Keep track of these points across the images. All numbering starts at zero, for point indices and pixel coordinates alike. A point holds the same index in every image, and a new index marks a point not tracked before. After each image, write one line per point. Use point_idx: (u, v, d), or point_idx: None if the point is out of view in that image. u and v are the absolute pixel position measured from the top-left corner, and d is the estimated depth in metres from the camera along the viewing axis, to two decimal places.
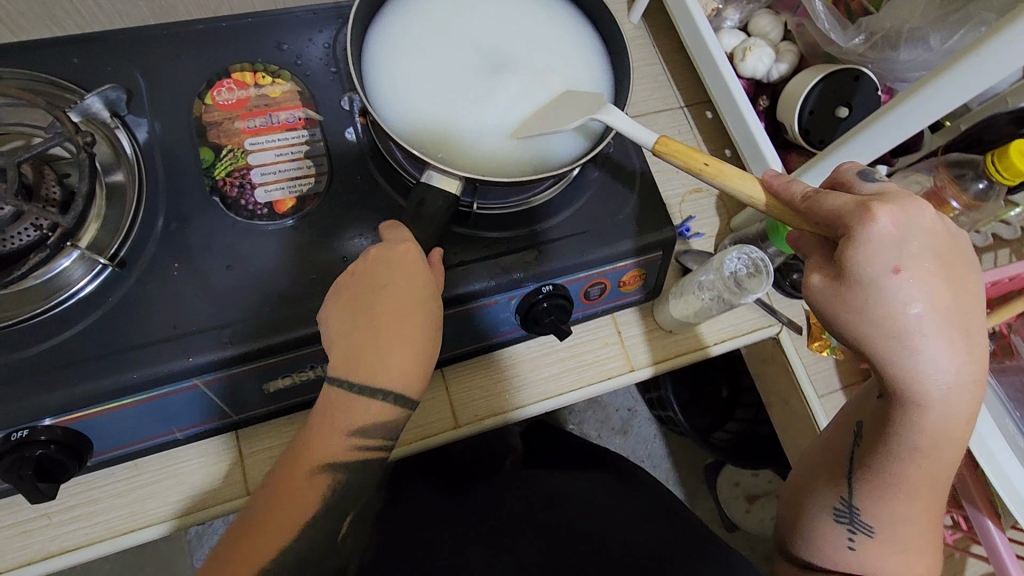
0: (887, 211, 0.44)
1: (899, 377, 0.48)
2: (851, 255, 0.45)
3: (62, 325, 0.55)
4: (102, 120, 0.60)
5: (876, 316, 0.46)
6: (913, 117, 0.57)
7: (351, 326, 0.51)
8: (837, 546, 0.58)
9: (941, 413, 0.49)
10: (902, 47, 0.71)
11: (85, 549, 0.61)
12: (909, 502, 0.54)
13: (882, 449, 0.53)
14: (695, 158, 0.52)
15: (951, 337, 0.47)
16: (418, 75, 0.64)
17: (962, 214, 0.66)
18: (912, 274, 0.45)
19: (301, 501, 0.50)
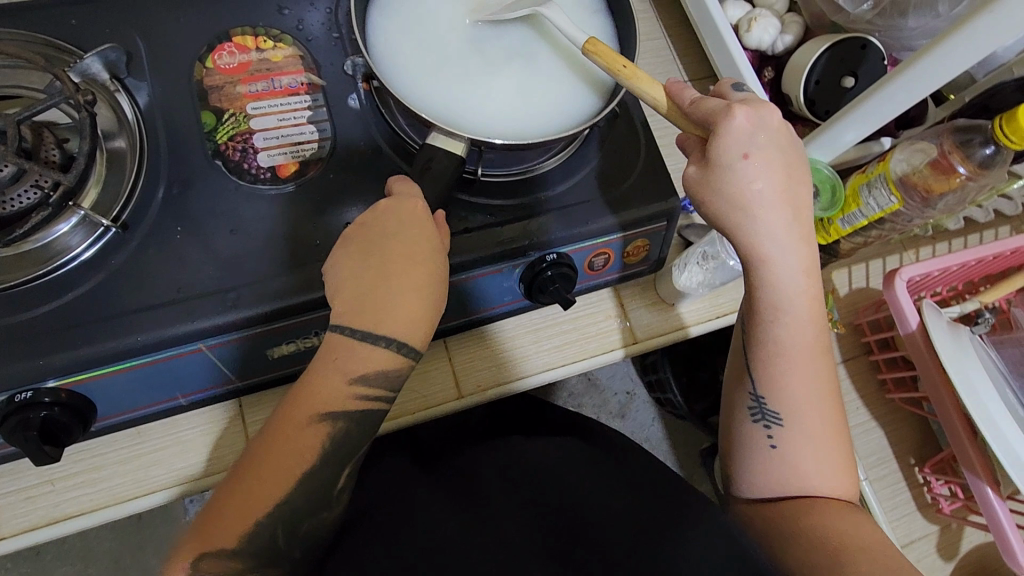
0: (741, 109, 0.48)
1: (755, 253, 0.51)
2: (712, 148, 0.49)
3: (64, 288, 0.55)
4: (102, 82, 0.59)
5: (736, 198, 0.49)
6: (917, 87, 0.57)
7: (357, 277, 0.51)
8: (762, 449, 0.57)
9: (791, 276, 0.52)
10: (910, 14, 0.70)
11: (90, 515, 0.61)
12: (802, 376, 0.55)
13: (763, 331, 0.55)
14: (614, 59, 0.52)
15: (790, 208, 0.51)
16: (415, 42, 0.62)
17: (968, 180, 0.66)
18: (762, 158, 0.49)
19: (299, 451, 0.50)
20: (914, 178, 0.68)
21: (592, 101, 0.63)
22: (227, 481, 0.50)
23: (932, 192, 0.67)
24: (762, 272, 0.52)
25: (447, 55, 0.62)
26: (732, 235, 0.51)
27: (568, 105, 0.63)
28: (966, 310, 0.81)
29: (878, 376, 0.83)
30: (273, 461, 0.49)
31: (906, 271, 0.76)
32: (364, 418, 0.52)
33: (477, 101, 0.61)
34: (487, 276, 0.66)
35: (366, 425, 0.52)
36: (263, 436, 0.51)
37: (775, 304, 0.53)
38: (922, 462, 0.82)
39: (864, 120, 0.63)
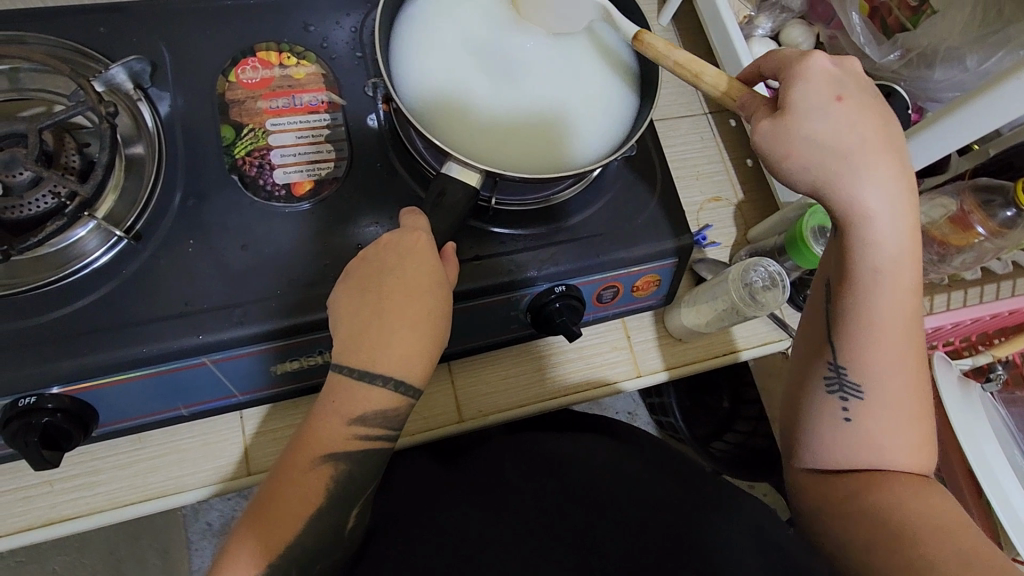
0: (818, 55, 0.47)
1: (850, 203, 0.48)
2: (797, 91, 0.47)
3: (73, 295, 0.55)
4: (125, 91, 0.60)
5: (831, 140, 0.46)
6: (943, 143, 0.57)
7: (357, 309, 0.51)
8: (835, 424, 0.52)
9: (889, 232, 0.48)
10: (937, 65, 0.70)
11: (85, 519, 0.62)
12: (888, 346, 0.51)
13: (849, 294, 0.51)
14: (667, 47, 0.52)
15: (889, 156, 0.47)
16: (435, 65, 0.63)
17: (986, 240, 0.66)
18: (856, 103, 0.47)
19: (304, 494, 0.49)
20: (935, 232, 0.68)
21: (610, 140, 0.63)
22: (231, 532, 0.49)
23: (949, 246, 0.68)
24: (855, 226, 0.49)
25: (462, 66, 0.63)
26: (824, 182, 0.48)
27: (586, 143, 0.63)
28: (978, 363, 0.79)
29: None
30: (276, 505, 0.49)
31: None
32: (367, 457, 0.51)
33: (496, 135, 0.61)
34: (496, 304, 0.65)
35: (369, 464, 0.51)
36: (266, 483, 0.50)
37: (868, 263, 0.49)
38: None
39: None
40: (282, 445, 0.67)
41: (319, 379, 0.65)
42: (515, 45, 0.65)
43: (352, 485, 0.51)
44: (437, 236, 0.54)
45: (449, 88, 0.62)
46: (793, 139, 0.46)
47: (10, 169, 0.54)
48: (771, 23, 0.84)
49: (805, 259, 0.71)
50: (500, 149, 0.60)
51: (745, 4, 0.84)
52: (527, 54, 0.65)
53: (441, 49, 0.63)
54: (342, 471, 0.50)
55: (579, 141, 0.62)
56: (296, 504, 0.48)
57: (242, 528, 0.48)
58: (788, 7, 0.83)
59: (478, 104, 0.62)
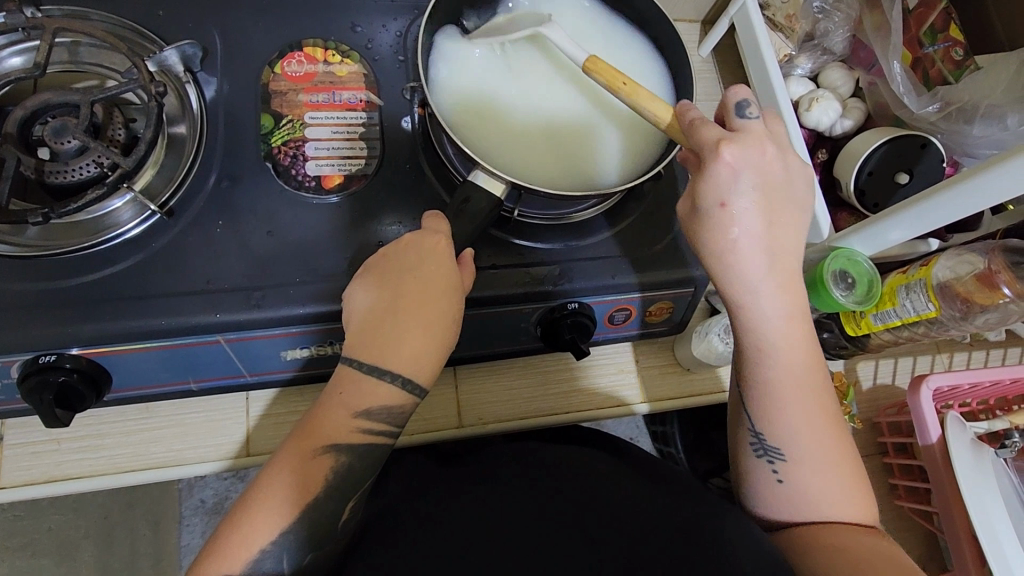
0: (725, 149, 0.48)
1: (741, 299, 0.51)
2: (695, 192, 0.50)
3: (104, 262, 0.57)
4: (176, 73, 0.62)
5: (722, 239, 0.50)
6: (974, 197, 0.54)
7: (371, 303, 0.52)
8: (770, 483, 0.56)
9: (776, 320, 0.52)
10: (976, 122, 0.68)
11: (85, 481, 0.63)
12: (800, 415, 0.54)
13: (751, 373, 0.54)
14: (615, 76, 0.52)
15: (773, 251, 0.50)
16: (472, 77, 0.65)
17: (1012, 301, 0.64)
18: (742, 203, 0.49)
19: (303, 482, 0.49)
20: (959, 289, 0.65)
21: (640, 161, 0.63)
22: (229, 512, 0.49)
23: (973, 304, 0.65)
24: (748, 317, 0.52)
25: (498, 84, 0.65)
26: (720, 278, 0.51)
27: (615, 164, 0.63)
28: (994, 428, 0.77)
29: (890, 480, 0.80)
30: (273, 488, 0.49)
31: (933, 379, 0.74)
32: (369, 451, 0.51)
33: (523, 151, 0.62)
34: (506, 315, 0.66)
35: (371, 458, 0.52)
36: (266, 467, 0.50)
37: (766, 349, 0.53)
38: None
39: (917, 221, 0.61)
40: (284, 429, 0.68)
41: (326, 370, 0.66)
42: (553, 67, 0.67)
43: (347, 479, 0.51)
44: (455, 241, 0.55)
45: (483, 96, 0.64)
46: (698, 241, 0.51)
47: (60, 137, 0.57)
48: (811, 64, 0.83)
49: (825, 303, 0.68)
50: (520, 154, 0.62)
51: (787, 43, 0.84)
52: (556, 70, 0.67)
53: (478, 62, 0.65)
54: (343, 462, 0.51)
55: (605, 163, 0.63)
56: (300, 491, 0.49)
57: (240, 508, 0.49)
58: (829, 50, 0.82)
59: (517, 111, 0.64)
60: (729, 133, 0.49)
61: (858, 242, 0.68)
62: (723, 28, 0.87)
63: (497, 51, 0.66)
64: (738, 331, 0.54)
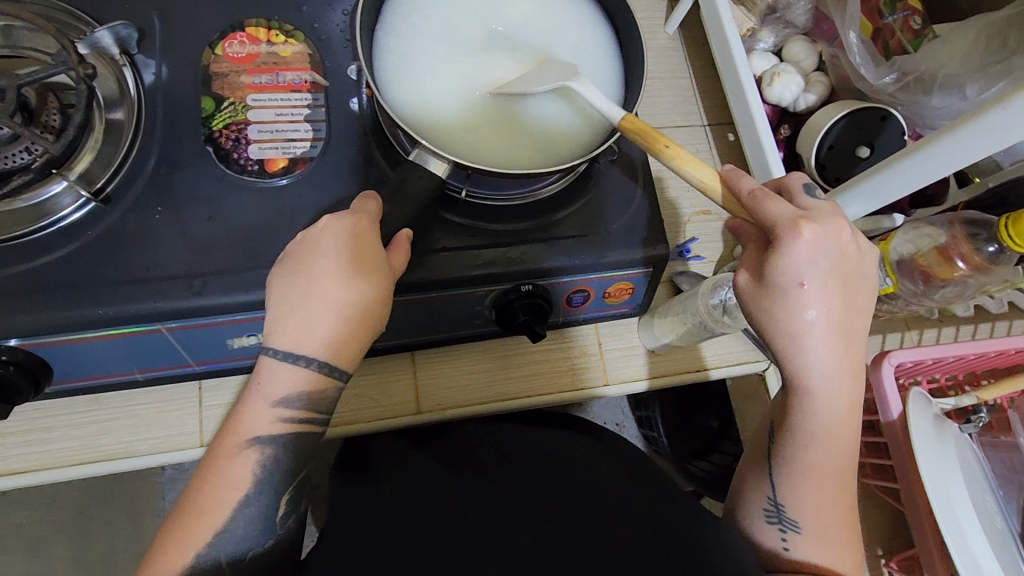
0: (807, 225, 0.46)
1: (795, 369, 0.49)
2: (766, 268, 0.47)
3: (39, 251, 0.56)
4: (111, 56, 0.60)
5: (782, 310, 0.47)
6: (933, 166, 0.53)
7: (283, 292, 0.49)
8: (772, 547, 0.54)
9: (830, 401, 0.50)
10: (935, 91, 0.67)
11: (33, 474, 0.62)
12: (824, 496, 0.52)
13: (792, 444, 0.52)
14: (657, 138, 0.51)
15: (837, 335, 0.48)
16: (418, 63, 0.63)
17: (969, 275, 0.64)
18: (819, 286, 0.47)
19: (230, 481, 0.49)
20: (920, 262, 0.65)
21: (597, 132, 0.63)
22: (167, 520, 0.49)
23: (933, 278, 0.65)
24: (803, 391, 0.50)
25: (444, 67, 0.63)
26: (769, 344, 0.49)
27: (572, 137, 0.62)
28: (961, 404, 0.76)
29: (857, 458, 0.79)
30: (204, 493, 0.49)
31: (895, 355, 0.74)
32: (293, 442, 0.50)
33: (479, 134, 0.61)
34: (458, 298, 0.65)
35: (297, 448, 0.51)
36: (200, 465, 0.50)
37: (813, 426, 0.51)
38: (891, 556, 0.77)
39: (877, 194, 0.59)
40: None
41: None
42: (497, 44, 0.65)
43: (279, 472, 0.50)
44: (385, 223, 0.53)
45: (456, 92, 0.63)
46: (753, 304, 0.49)
47: None
48: (774, 38, 0.82)
49: None
50: (476, 140, 0.61)
51: (749, 16, 0.82)
52: (518, 57, 0.65)
53: (419, 45, 0.64)
54: (274, 450, 0.50)
55: (562, 138, 0.62)
56: (225, 489, 0.48)
57: (174, 518, 0.49)
58: (792, 23, 0.81)
59: (485, 104, 0.62)
60: (805, 211, 0.47)
61: None
62: (687, 3, 0.85)
63: (461, 40, 0.65)
64: (789, 403, 0.51)
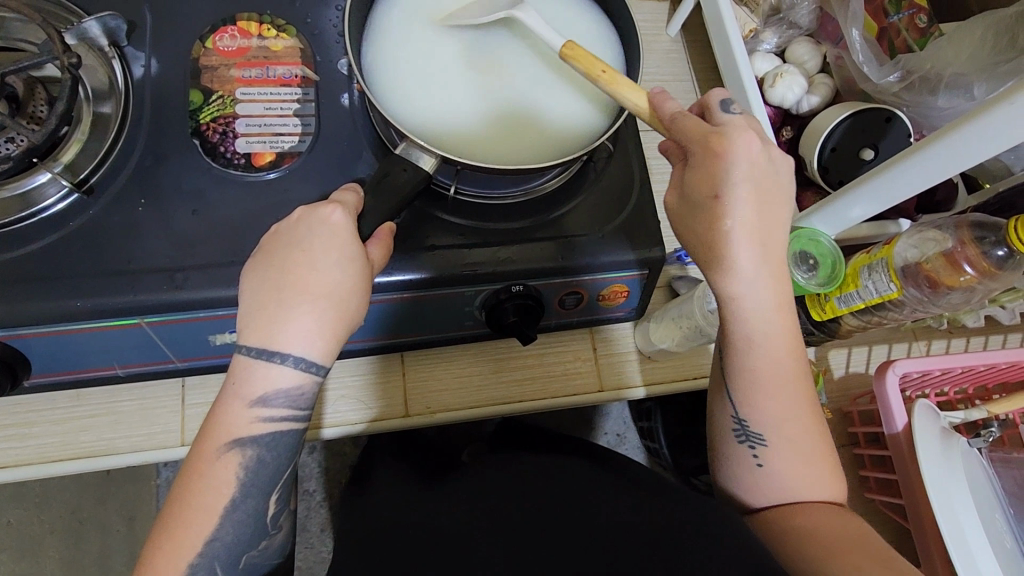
0: (723, 136, 0.45)
1: (728, 287, 0.48)
2: (688, 181, 0.47)
3: (21, 241, 0.55)
4: (100, 47, 0.60)
5: (710, 229, 0.47)
6: (931, 168, 0.51)
7: (257, 287, 0.48)
8: (749, 468, 0.55)
9: (765, 307, 0.49)
10: (941, 92, 0.65)
11: (12, 470, 0.61)
12: (780, 401, 0.52)
13: (738, 362, 0.52)
14: (593, 63, 0.49)
15: (763, 245, 0.48)
16: (408, 64, 0.62)
17: (977, 280, 0.61)
18: (737, 194, 0.46)
19: (213, 485, 0.47)
20: (927, 268, 0.62)
21: (594, 124, 0.62)
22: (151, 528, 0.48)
23: (940, 286, 0.62)
24: (736, 305, 0.49)
25: (434, 67, 0.62)
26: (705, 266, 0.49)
27: (571, 130, 0.62)
28: (971, 418, 0.73)
29: (860, 471, 0.76)
30: (187, 500, 0.47)
31: (900, 364, 0.71)
32: (275, 441, 0.49)
33: (476, 132, 0.60)
34: (447, 298, 0.63)
35: (280, 450, 0.49)
36: (179, 475, 0.49)
37: (751, 339, 0.50)
38: None
39: (879, 197, 0.57)
40: None
41: None
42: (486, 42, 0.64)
43: (260, 472, 0.49)
44: (369, 217, 0.51)
45: (473, 97, 0.62)
46: (686, 226, 0.49)
47: None
48: (777, 39, 0.80)
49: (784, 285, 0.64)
50: (475, 139, 0.60)
51: (752, 17, 0.81)
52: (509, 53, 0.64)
53: (407, 47, 0.63)
54: (254, 452, 0.48)
55: (561, 132, 0.61)
56: (207, 496, 0.47)
57: (158, 527, 0.47)
58: (795, 24, 0.79)
59: (480, 103, 0.62)
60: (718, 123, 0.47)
61: (819, 224, 0.65)
62: (689, 5, 0.84)
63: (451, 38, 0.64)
64: (725, 318, 0.51)
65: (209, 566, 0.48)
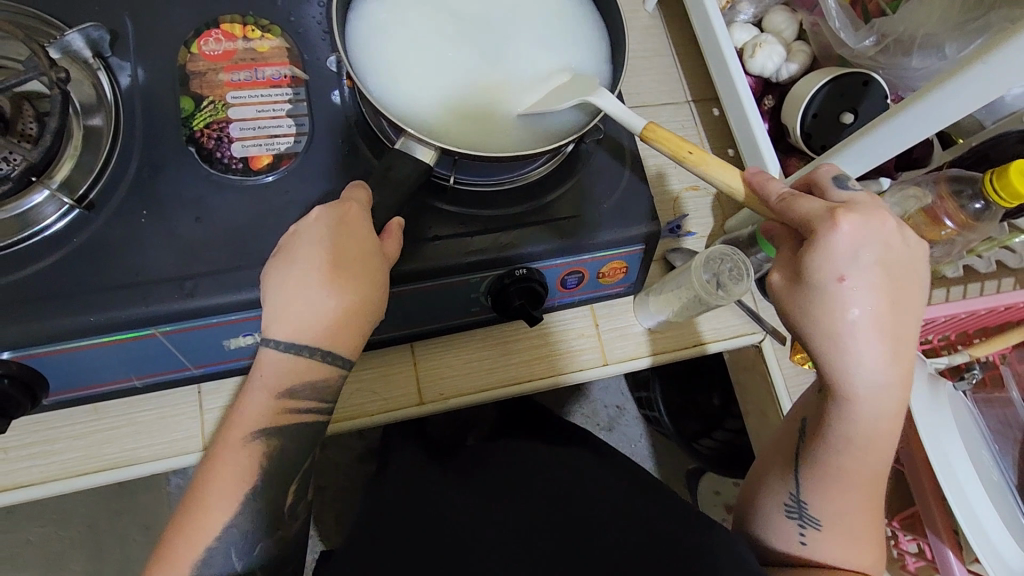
0: (847, 220, 0.47)
1: (838, 374, 0.50)
2: (805, 265, 0.48)
3: (27, 261, 0.55)
4: (84, 60, 0.59)
5: (821, 314, 0.48)
6: (913, 126, 0.53)
7: (281, 280, 0.49)
8: (791, 541, 0.56)
9: (873, 405, 0.51)
10: (914, 53, 0.68)
11: (38, 486, 0.62)
12: (853, 497, 0.54)
13: (825, 447, 0.54)
14: (681, 146, 0.54)
15: (880, 344, 0.49)
16: (399, 56, 0.62)
17: (956, 232, 0.64)
18: (861, 283, 0.47)
19: (236, 471, 0.49)
20: (909, 224, 0.65)
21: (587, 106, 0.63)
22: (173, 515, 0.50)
23: (922, 239, 0.66)
24: (843, 393, 0.51)
25: (426, 58, 0.62)
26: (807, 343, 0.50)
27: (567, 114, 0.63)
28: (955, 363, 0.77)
29: None
30: (211, 490, 0.49)
31: None
32: (298, 433, 0.51)
33: (473, 121, 0.61)
34: (453, 286, 0.65)
35: (302, 441, 0.51)
36: (205, 462, 0.51)
37: (848, 431, 0.52)
38: (892, 515, 0.78)
39: (862, 159, 0.59)
40: None
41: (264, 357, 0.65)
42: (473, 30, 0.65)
43: (283, 462, 0.51)
44: (378, 209, 0.52)
45: (464, 94, 0.62)
46: (794, 305, 0.50)
47: None
48: (754, 8, 0.82)
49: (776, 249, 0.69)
50: (473, 128, 0.60)
51: None
52: (496, 41, 0.64)
53: (397, 39, 0.63)
54: (278, 442, 0.50)
55: (557, 117, 0.62)
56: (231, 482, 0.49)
57: (181, 509, 0.49)
58: None
59: (475, 92, 0.62)
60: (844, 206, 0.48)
61: None
62: None
63: (440, 28, 0.64)
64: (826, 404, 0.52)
65: (224, 551, 0.49)
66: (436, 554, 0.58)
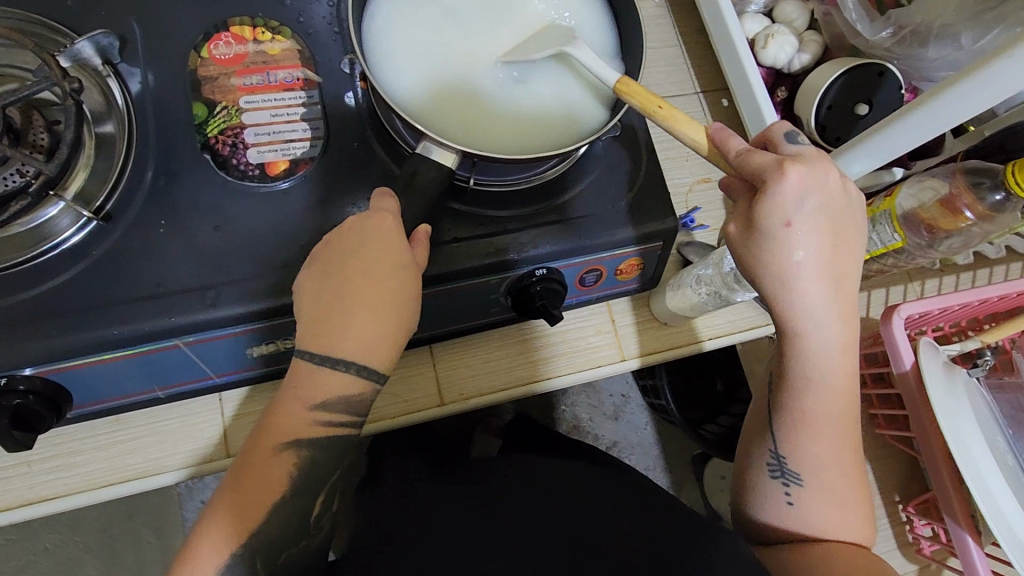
0: (793, 167, 0.46)
1: (792, 322, 0.50)
2: (754, 213, 0.47)
3: (46, 275, 0.55)
4: (94, 67, 0.58)
5: (773, 261, 0.48)
6: (934, 122, 0.52)
7: (319, 291, 0.50)
8: (779, 503, 0.56)
9: (825, 348, 0.51)
10: (930, 43, 0.68)
11: (65, 498, 0.62)
12: (824, 444, 0.54)
13: (791, 398, 0.54)
14: (649, 99, 0.51)
15: (827, 285, 0.49)
16: (415, 58, 0.61)
17: (974, 223, 0.65)
18: (808, 226, 0.47)
19: (268, 481, 0.49)
20: (926, 216, 0.66)
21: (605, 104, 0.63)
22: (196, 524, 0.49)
23: (938, 230, 0.66)
24: (799, 340, 0.51)
25: (442, 60, 0.62)
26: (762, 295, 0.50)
27: (587, 112, 0.62)
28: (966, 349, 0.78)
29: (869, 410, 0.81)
30: (244, 500, 0.49)
31: (905, 308, 0.75)
32: (330, 443, 0.51)
33: (494, 123, 0.60)
34: (473, 288, 0.64)
35: (333, 449, 0.52)
36: (235, 470, 0.50)
37: (808, 375, 0.52)
38: (907, 500, 0.80)
39: (878, 152, 0.59)
40: None
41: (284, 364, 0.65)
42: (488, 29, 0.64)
43: (314, 470, 0.51)
44: (405, 218, 0.52)
45: (482, 95, 0.61)
46: (748, 260, 0.49)
47: None
48: None
49: None
50: (495, 130, 0.60)
51: None
52: (512, 38, 0.64)
53: (412, 42, 0.62)
54: (310, 452, 0.51)
55: (577, 116, 0.62)
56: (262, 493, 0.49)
57: (204, 519, 0.49)
58: None
59: (494, 93, 0.62)
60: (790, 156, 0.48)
61: None
62: None
63: (453, 28, 0.63)
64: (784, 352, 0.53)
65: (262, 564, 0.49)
66: (465, 555, 0.59)
